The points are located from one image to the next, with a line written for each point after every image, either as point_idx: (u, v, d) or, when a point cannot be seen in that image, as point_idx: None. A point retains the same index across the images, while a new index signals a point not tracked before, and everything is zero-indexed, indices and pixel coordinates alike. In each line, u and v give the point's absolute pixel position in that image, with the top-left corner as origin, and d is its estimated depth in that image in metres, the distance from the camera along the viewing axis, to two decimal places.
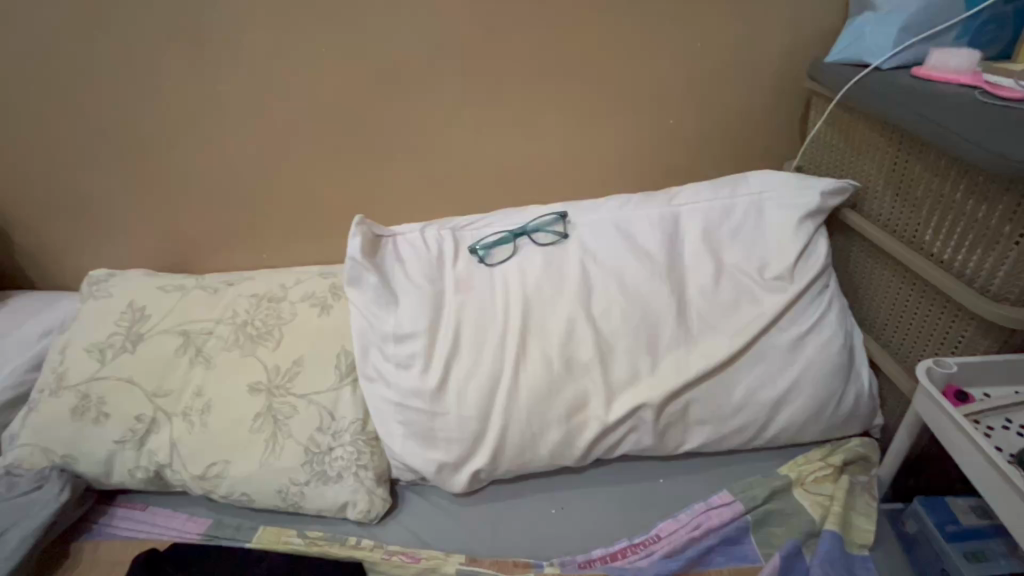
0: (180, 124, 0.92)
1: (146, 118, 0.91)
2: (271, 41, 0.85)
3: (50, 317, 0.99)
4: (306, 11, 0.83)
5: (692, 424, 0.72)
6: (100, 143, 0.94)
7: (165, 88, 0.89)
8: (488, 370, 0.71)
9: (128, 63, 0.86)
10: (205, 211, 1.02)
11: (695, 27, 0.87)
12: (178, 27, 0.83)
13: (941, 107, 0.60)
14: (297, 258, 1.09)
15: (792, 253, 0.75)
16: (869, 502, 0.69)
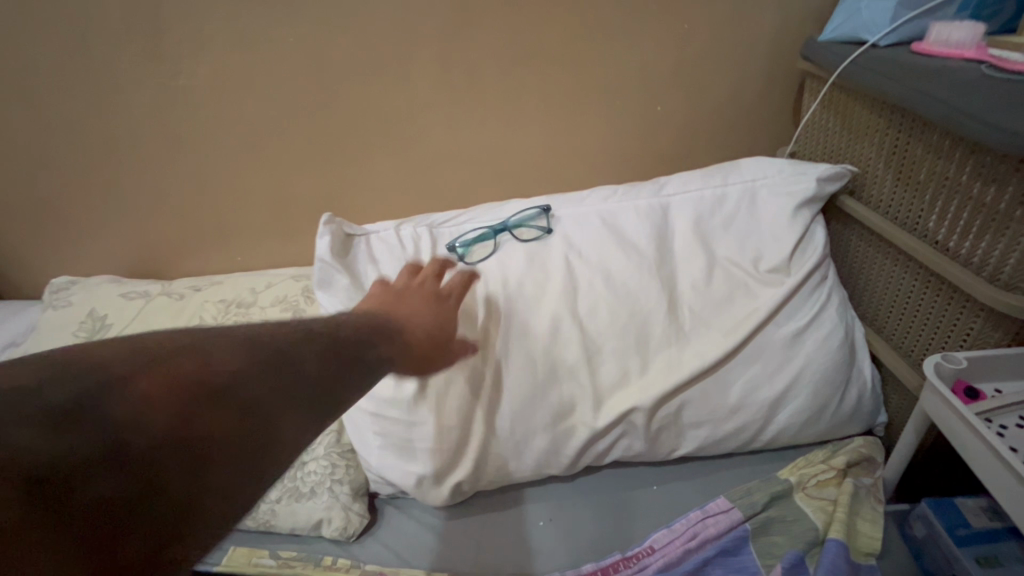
0: (138, 122, 0.87)
1: (101, 116, 0.86)
2: (230, 30, 0.79)
3: (11, 329, 0.93)
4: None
5: (686, 428, 0.68)
6: (54, 144, 0.88)
7: (120, 83, 0.83)
8: (470, 375, 0.67)
9: (78, 57, 0.80)
10: (172, 213, 0.97)
11: (682, 8, 0.82)
12: (128, 17, 0.78)
13: (945, 83, 0.56)
14: (272, 260, 1.05)
15: (788, 244, 0.71)
16: (876, 506, 0.65)
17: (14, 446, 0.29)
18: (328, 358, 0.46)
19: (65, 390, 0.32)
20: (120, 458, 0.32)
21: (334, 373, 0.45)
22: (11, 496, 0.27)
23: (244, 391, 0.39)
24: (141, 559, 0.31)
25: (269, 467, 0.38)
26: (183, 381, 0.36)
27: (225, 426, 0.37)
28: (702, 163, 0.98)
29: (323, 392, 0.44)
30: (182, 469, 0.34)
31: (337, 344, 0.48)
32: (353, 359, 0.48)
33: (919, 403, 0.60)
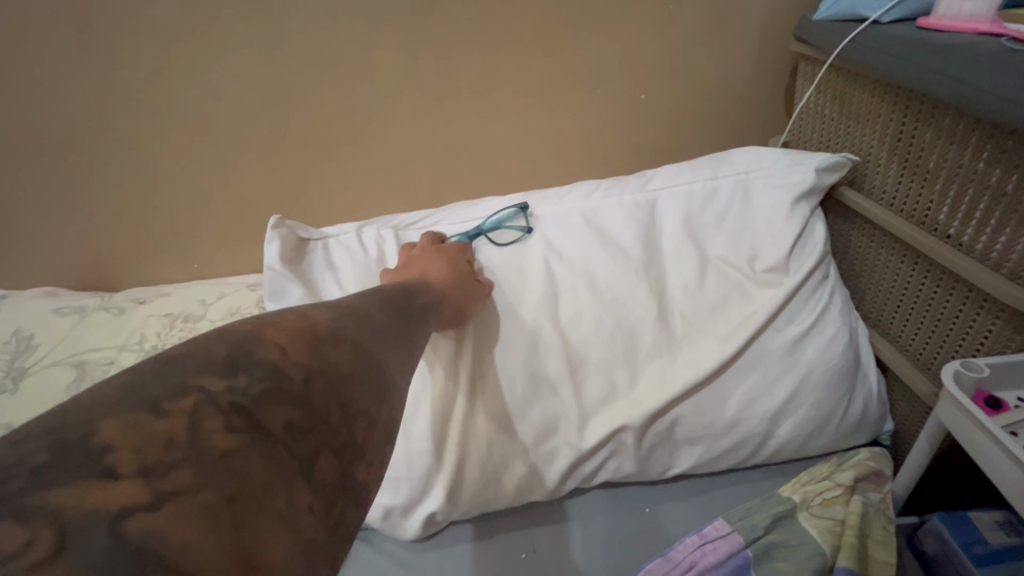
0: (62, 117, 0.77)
1: None
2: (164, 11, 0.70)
3: None
4: None
5: (680, 445, 0.62)
6: None
7: None
8: (439, 397, 0.59)
9: None
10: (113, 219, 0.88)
11: None
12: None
13: (960, 59, 0.50)
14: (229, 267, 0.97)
15: (786, 241, 0.65)
16: (887, 526, 0.59)
17: (199, 386, 0.26)
18: (402, 310, 0.46)
19: (218, 347, 0.29)
20: (293, 389, 0.29)
21: (408, 325, 0.45)
22: (222, 426, 0.25)
23: (357, 330, 0.37)
24: (331, 482, 0.29)
25: (396, 398, 0.37)
26: (311, 324, 0.34)
27: (359, 360, 0.35)
28: (689, 156, 0.92)
29: (406, 336, 0.43)
30: (346, 402, 0.32)
31: (404, 299, 0.48)
32: (418, 311, 0.48)
33: (934, 413, 0.54)
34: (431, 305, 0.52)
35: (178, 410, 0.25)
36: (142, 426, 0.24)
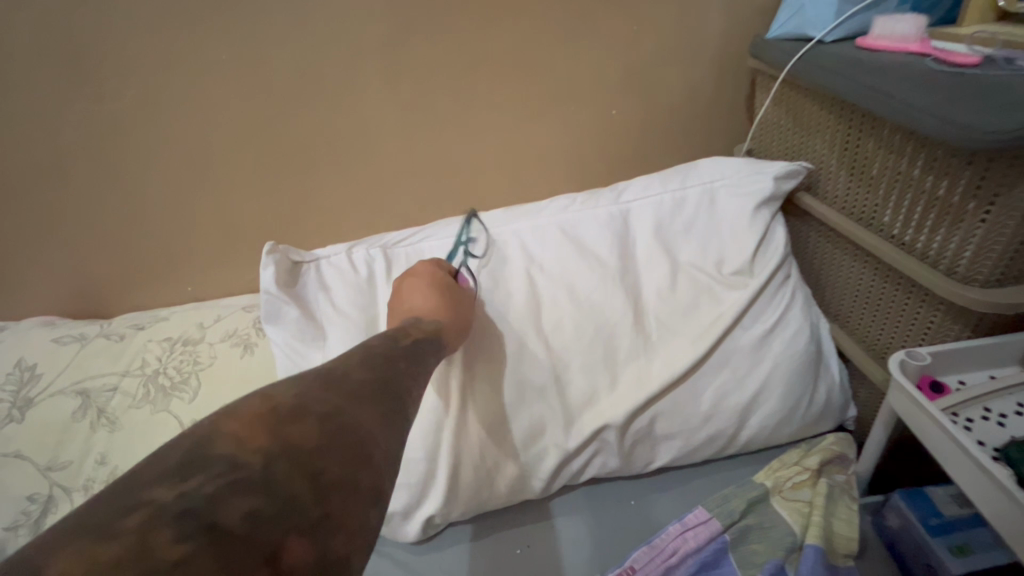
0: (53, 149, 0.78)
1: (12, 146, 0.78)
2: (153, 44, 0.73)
3: None
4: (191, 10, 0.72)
5: (661, 440, 0.67)
6: None
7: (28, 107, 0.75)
8: (431, 406, 0.63)
9: None
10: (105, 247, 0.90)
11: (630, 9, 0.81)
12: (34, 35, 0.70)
13: (892, 78, 0.55)
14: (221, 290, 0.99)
15: (749, 245, 0.70)
16: (851, 504, 0.64)
17: (150, 500, 0.25)
18: (393, 361, 0.43)
19: (171, 456, 0.28)
20: (254, 474, 0.27)
21: (405, 376, 0.42)
22: (172, 536, 0.23)
23: (328, 393, 0.35)
24: (308, 565, 0.27)
25: (381, 450, 0.34)
26: (278, 404, 0.32)
27: (331, 425, 0.32)
28: (661, 164, 0.96)
29: (401, 389, 0.40)
30: (316, 477, 0.29)
31: (395, 348, 0.46)
32: (410, 357, 0.46)
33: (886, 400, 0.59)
34: (424, 342, 0.50)
35: (124, 532, 0.23)
36: (82, 558, 0.22)
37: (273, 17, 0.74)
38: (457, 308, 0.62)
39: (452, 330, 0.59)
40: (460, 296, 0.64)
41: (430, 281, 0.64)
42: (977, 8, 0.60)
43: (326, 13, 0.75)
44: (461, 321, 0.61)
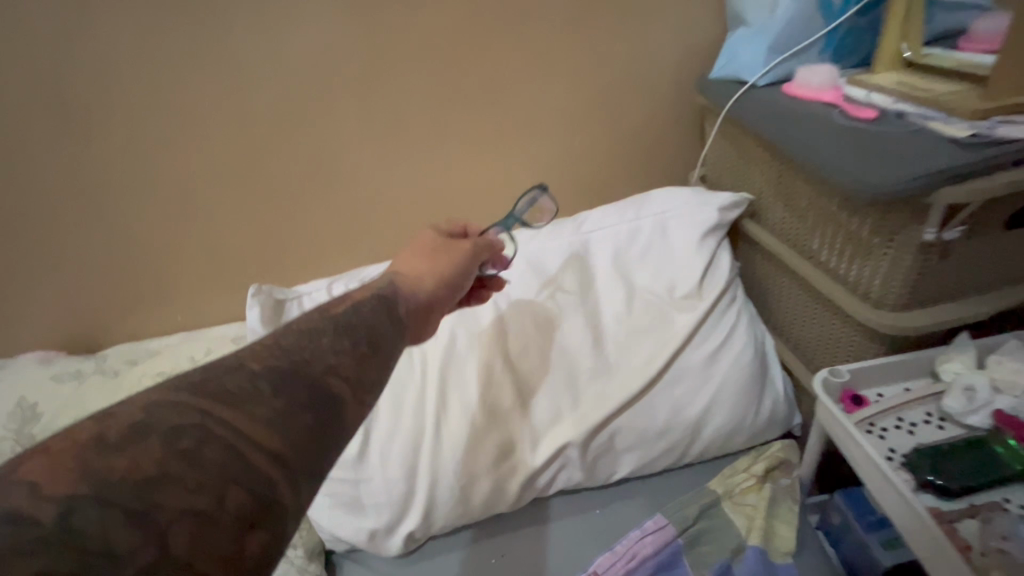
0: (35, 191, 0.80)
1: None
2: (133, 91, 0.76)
3: None
4: (171, 61, 0.75)
5: (621, 452, 0.72)
6: None
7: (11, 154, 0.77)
8: (409, 430, 0.70)
9: None
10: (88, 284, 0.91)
11: (587, 48, 0.87)
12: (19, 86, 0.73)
13: (804, 126, 0.61)
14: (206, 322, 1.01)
15: (697, 270, 0.77)
16: (792, 506, 0.71)
17: None
18: (323, 339, 0.40)
19: None
20: (59, 526, 0.26)
21: (338, 352, 0.40)
22: None
23: (184, 408, 0.32)
24: None
25: (251, 461, 0.32)
26: (108, 425, 0.30)
27: (177, 447, 0.30)
28: (627, 188, 1.02)
29: (322, 372, 0.38)
30: (151, 510, 0.28)
31: (333, 321, 0.42)
32: (349, 330, 0.42)
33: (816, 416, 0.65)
34: (373, 312, 0.46)
35: None
36: None
37: (253, 65, 0.78)
38: (437, 262, 0.58)
39: (416, 282, 0.54)
40: (450, 251, 0.60)
41: (426, 234, 0.63)
42: (889, 53, 0.66)
43: (303, 60, 0.79)
44: (438, 277, 0.56)
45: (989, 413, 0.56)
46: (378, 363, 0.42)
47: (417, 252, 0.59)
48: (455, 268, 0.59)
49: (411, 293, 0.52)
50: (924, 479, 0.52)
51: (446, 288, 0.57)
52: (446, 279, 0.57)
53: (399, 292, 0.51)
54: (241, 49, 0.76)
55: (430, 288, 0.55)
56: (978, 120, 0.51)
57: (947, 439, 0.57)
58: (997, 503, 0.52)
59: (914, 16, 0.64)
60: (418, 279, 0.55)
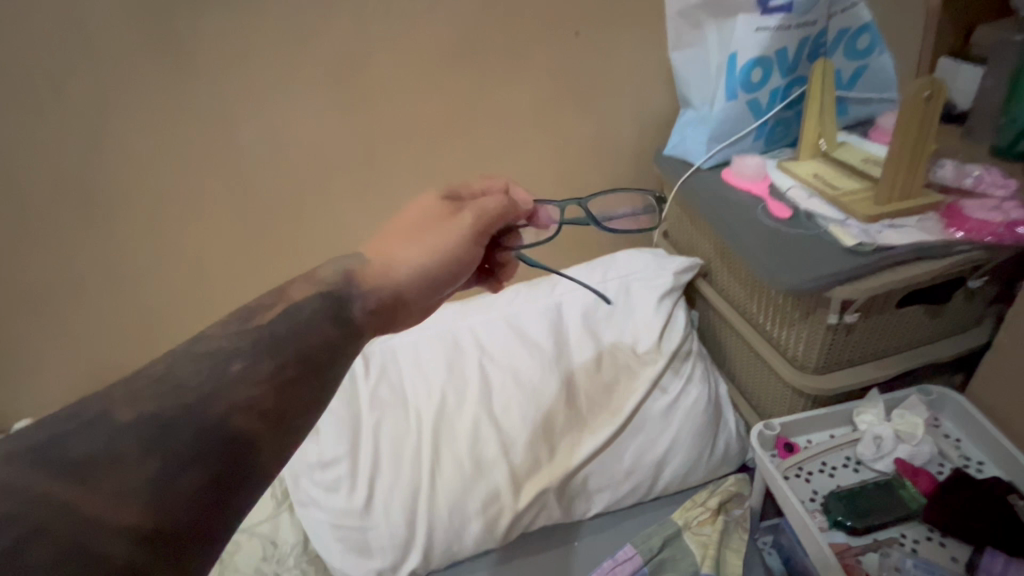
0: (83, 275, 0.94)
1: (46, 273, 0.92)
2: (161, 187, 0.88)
3: None
4: (192, 163, 0.87)
5: (594, 492, 0.83)
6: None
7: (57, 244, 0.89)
8: (409, 480, 0.80)
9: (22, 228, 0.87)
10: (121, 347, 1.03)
11: (557, 125, 0.95)
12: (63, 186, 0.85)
13: (736, 217, 0.71)
14: None
15: (655, 328, 0.88)
16: (742, 536, 0.81)
17: None
18: (234, 365, 0.39)
19: None
20: None
21: (259, 380, 0.39)
22: None
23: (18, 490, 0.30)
24: None
25: (99, 542, 0.30)
26: None
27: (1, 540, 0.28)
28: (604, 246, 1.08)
29: (242, 404, 0.37)
30: None
31: (254, 340, 0.41)
32: (266, 352, 0.40)
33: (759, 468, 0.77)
34: (313, 321, 0.44)
35: None
36: None
37: (260, 159, 0.89)
38: (416, 248, 0.54)
39: (384, 273, 0.50)
40: (439, 235, 0.57)
41: (422, 212, 0.61)
42: (809, 146, 0.76)
43: (301, 153, 0.90)
44: (416, 272, 0.52)
45: (893, 459, 0.67)
46: (312, 383, 0.41)
47: (397, 237, 0.56)
48: (440, 257, 0.55)
49: (373, 290, 0.48)
50: (835, 520, 0.63)
51: (424, 280, 0.53)
52: (423, 269, 0.53)
53: (356, 289, 0.48)
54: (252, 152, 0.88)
55: (402, 280, 0.51)
56: (869, 222, 0.62)
57: (860, 481, 0.67)
58: (895, 538, 0.63)
59: (829, 115, 0.74)
60: (390, 269, 0.51)
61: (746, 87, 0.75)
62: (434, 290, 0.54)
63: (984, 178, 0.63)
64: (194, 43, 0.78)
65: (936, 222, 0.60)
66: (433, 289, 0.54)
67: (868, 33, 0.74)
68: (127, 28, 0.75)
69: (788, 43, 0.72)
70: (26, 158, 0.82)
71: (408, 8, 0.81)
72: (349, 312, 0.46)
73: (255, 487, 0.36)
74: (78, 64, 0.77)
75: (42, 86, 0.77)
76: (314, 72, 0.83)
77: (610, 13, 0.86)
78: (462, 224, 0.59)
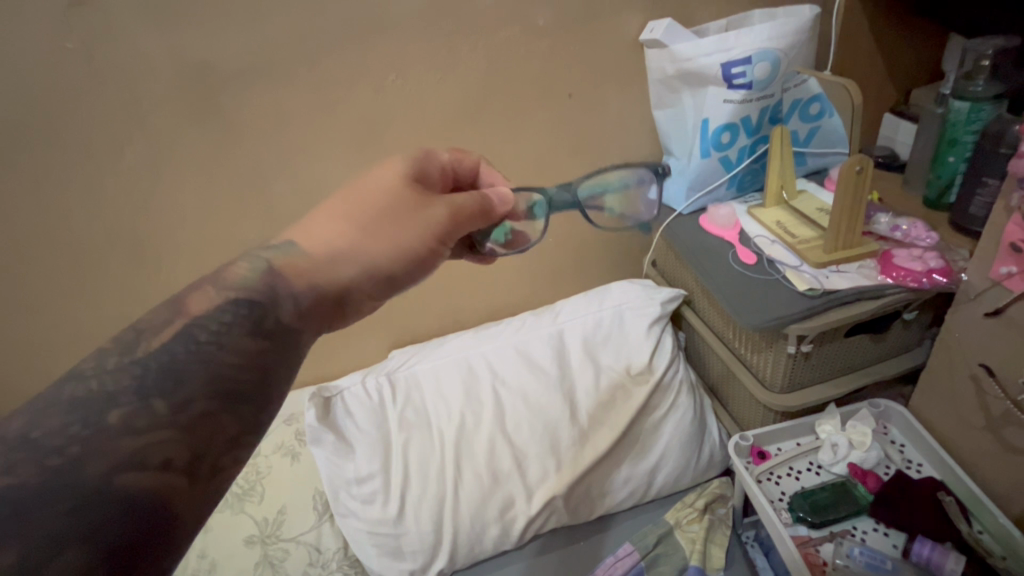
0: (134, 311, 1.01)
1: (98, 311, 1.00)
2: (203, 232, 0.96)
3: None
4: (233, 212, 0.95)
5: (597, 497, 0.96)
6: (58, 337, 1.01)
7: (109, 288, 0.98)
8: (435, 493, 0.92)
9: (81, 275, 0.95)
10: None
11: (558, 169, 1.04)
12: (117, 235, 0.93)
13: (711, 260, 0.83)
14: None
15: (646, 352, 1.00)
16: (725, 532, 0.94)
17: None
18: (113, 414, 0.38)
19: None
20: None
21: (151, 426, 0.38)
22: None
23: None
24: None
25: None
26: None
27: None
28: (601, 273, 1.19)
29: (136, 455, 0.37)
30: None
31: (136, 378, 0.40)
32: (157, 390, 0.39)
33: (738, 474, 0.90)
34: (228, 338, 0.43)
35: None
36: None
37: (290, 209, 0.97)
38: (367, 239, 0.53)
39: (324, 270, 0.51)
40: (396, 226, 0.55)
41: (380, 189, 0.56)
42: (773, 195, 0.88)
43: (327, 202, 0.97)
44: (359, 263, 0.52)
45: (846, 463, 0.80)
46: (230, 411, 0.41)
47: (340, 220, 0.53)
48: (394, 248, 0.54)
49: (307, 288, 0.49)
50: (797, 515, 0.76)
51: (372, 274, 0.53)
52: (374, 263, 0.53)
53: (283, 293, 0.48)
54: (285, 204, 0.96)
55: (348, 278, 0.52)
56: (818, 267, 0.76)
57: (820, 483, 0.79)
58: (847, 530, 0.75)
59: (789, 169, 0.87)
60: (332, 265, 0.51)
61: (718, 146, 0.88)
62: (391, 283, 0.54)
63: (911, 230, 0.77)
64: (235, 112, 0.87)
65: (873, 268, 0.75)
66: (388, 280, 0.54)
67: (818, 102, 0.88)
68: (174, 102, 0.84)
69: (752, 112, 0.85)
70: (83, 218, 0.90)
71: (424, 78, 0.90)
72: (276, 319, 0.46)
73: (166, 529, 0.36)
74: (129, 136, 0.85)
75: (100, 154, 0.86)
76: (339, 136, 0.92)
77: (601, 77, 0.96)
78: (431, 219, 0.56)
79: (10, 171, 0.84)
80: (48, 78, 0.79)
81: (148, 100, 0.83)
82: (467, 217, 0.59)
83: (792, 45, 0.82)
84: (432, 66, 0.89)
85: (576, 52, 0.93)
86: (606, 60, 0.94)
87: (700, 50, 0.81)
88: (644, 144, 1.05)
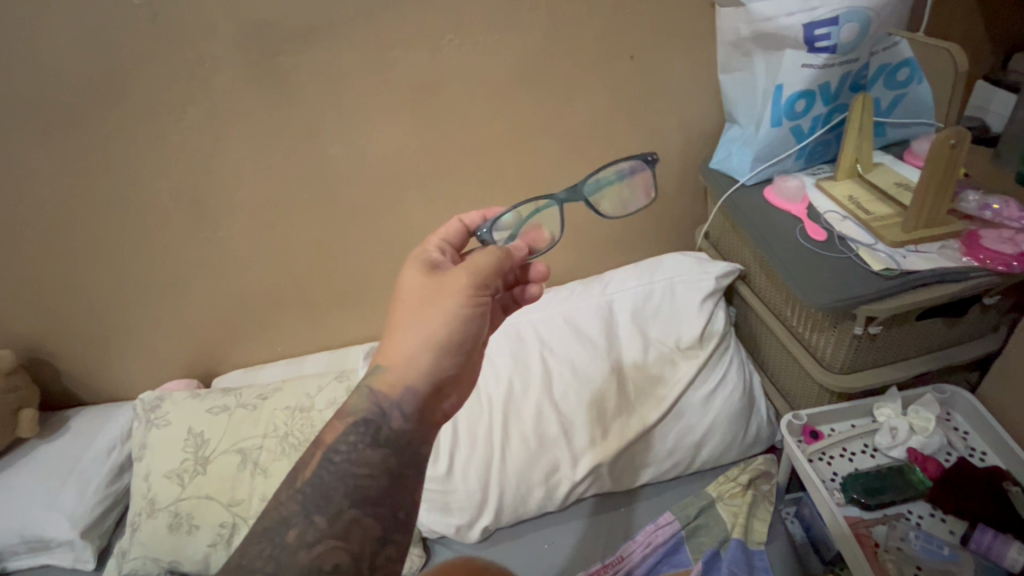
0: (194, 271, 1.04)
1: (161, 270, 1.02)
2: (260, 196, 0.97)
3: (113, 430, 1.09)
4: (287, 173, 0.95)
5: (640, 467, 0.97)
6: (123, 294, 1.04)
7: (171, 249, 1.00)
8: (482, 455, 0.94)
9: (146, 237, 0.98)
10: (219, 331, 1.14)
11: (614, 136, 1.01)
12: (179, 198, 0.94)
13: (776, 235, 0.80)
14: (297, 352, 1.22)
15: (697, 326, 0.99)
16: (769, 507, 0.94)
17: None
18: (292, 533, 0.47)
19: None
20: None
21: (318, 538, 0.47)
22: None
23: None
24: None
25: None
26: None
27: None
28: (648, 242, 1.17)
29: (313, 564, 0.46)
30: None
31: (300, 502, 0.49)
32: (316, 509, 0.49)
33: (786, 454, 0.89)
34: (358, 454, 0.52)
35: None
36: None
37: (342, 171, 0.97)
38: (424, 329, 0.55)
39: (408, 368, 0.55)
40: (440, 306, 0.56)
41: (406, 293, 0.59)
42: (846, 166, 0.83)
43: (380, 163, 0.97)
44: (433, 348, 0.55)
45: (905, 448, 0.78)
46: (372, 513, 0.49)
47: (396, 327, 0.57)
48: (447, 321, 0.56)
49: (404, 393, 0.54)
50: (852, 496, 0.74)
51: (448, 351, 0.56)
52: (442, 343, 0.56)
53: (388, 403, 0.54)
54: (338, 166, 0.96)
55: (429, 363, 0.55)
56: (895, 246, 0.73)
57: (875, 466, 0.78)
58: (903, 513, 0.74)
59: (868, 140, 0.81)
60: (411, 363, 0.55)
61: (791, 115, 0.83)
62: (466, 349, 0.57)
63: (1003, 211, 0.73)
64: (295, 73, 0.85)
65: (956, 249, 0.71)
66: (461, 348, 0.57)
67: (907, 68, 0.83)
68: (236, 62, 0.83)
69: (832, 78, 0.81)
70: (149, 181, 0.91)
71: (478, 38, 0.86)
72: (391, 427, 0.53)
73: None
74: (192, 100, 0.85)
75: (164, 115, 0.86)
76: (391, 100, 0.90)
77: (665, 37, 0.91)
78: (457, 283, 0.57)
79: (83, 133, 0.85)
80: (115, 38, 0.78)
81: (210, 60, 0.82)
82: (488, 262, 0.59)
83: (885, 4, 0.76)
84: (493, 25, 0.86)
85: (641, 11, 0.88)
86: (670, 21, 0.90)
87: (782, 9, 0.76)
88: (705, 109, 1.00)
